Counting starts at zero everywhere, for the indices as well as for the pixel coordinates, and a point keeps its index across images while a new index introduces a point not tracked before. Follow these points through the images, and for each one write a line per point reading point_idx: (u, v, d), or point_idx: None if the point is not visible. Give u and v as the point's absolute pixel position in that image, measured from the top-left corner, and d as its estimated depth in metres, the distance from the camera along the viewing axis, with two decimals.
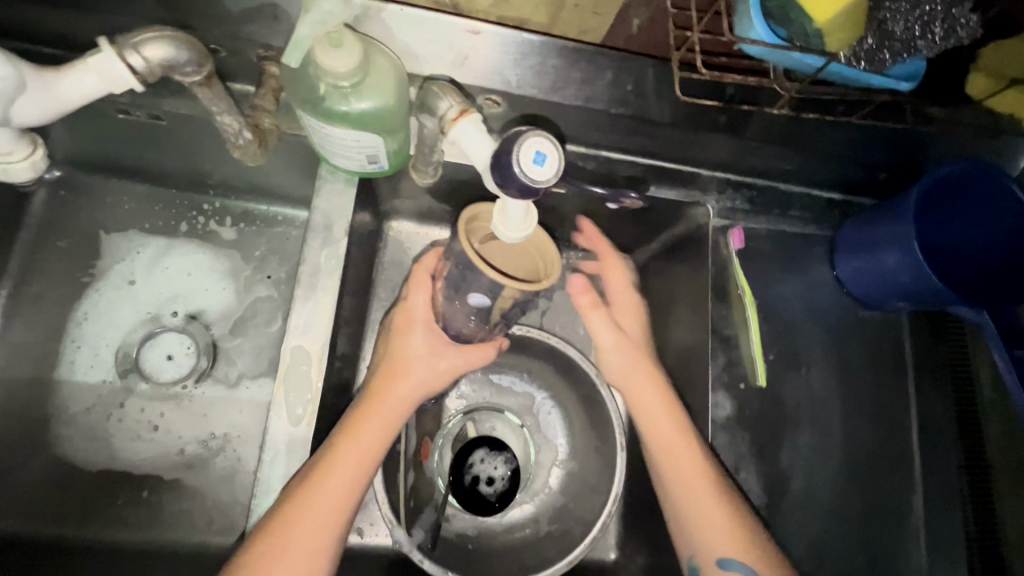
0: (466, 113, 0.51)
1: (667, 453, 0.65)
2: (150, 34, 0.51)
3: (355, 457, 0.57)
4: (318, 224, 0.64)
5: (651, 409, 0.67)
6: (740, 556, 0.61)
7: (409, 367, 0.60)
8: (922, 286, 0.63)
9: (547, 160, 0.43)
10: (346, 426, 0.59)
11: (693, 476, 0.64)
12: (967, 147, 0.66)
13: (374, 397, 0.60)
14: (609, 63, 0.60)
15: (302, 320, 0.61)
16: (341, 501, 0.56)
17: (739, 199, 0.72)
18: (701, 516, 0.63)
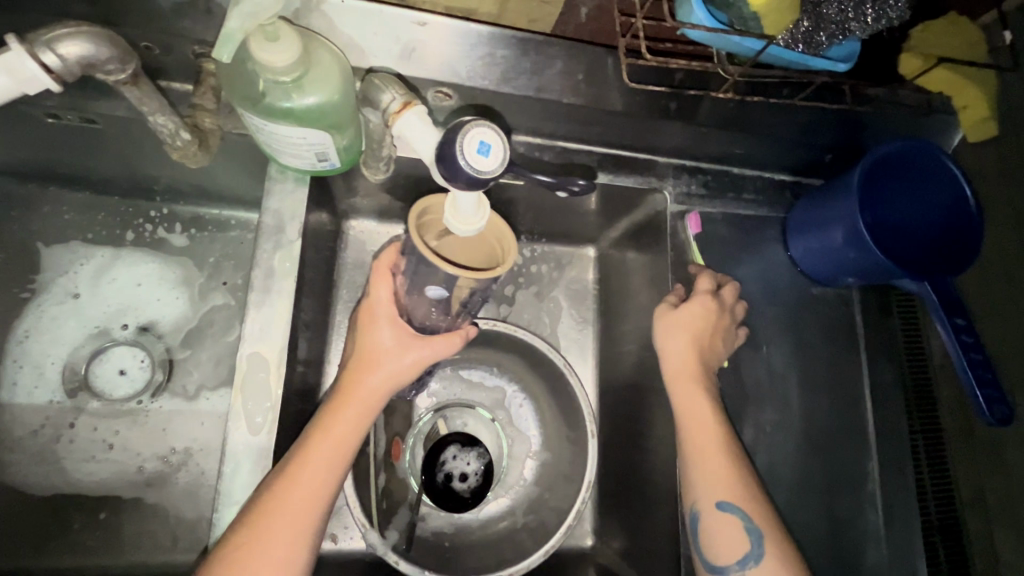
0: (409, 105, 0.51)
1: (686, 405, 0.66)
2: (65, 30, 0.47)
3: (334, 443, 0.55)
4: (269, 226, 0.62)
5: (676, 370, 0.68)
6: (737, 499, 0.62)
7: (376, 365, 0.57)
8: (866, 262, 0.65)
9: (492, 150, 0.43)
10: (317, 423, 0.56)
11: (709, 427, 0.65)
12: (909, 128, 0.68)
13: (342, 396, 0.57)
14: (558, 52, 0.60)
15: (258, 326, 0.60)
16: (313, 501, 0.54)
17: (694, 184, 0.74)
18: (707, 467, 0.64)
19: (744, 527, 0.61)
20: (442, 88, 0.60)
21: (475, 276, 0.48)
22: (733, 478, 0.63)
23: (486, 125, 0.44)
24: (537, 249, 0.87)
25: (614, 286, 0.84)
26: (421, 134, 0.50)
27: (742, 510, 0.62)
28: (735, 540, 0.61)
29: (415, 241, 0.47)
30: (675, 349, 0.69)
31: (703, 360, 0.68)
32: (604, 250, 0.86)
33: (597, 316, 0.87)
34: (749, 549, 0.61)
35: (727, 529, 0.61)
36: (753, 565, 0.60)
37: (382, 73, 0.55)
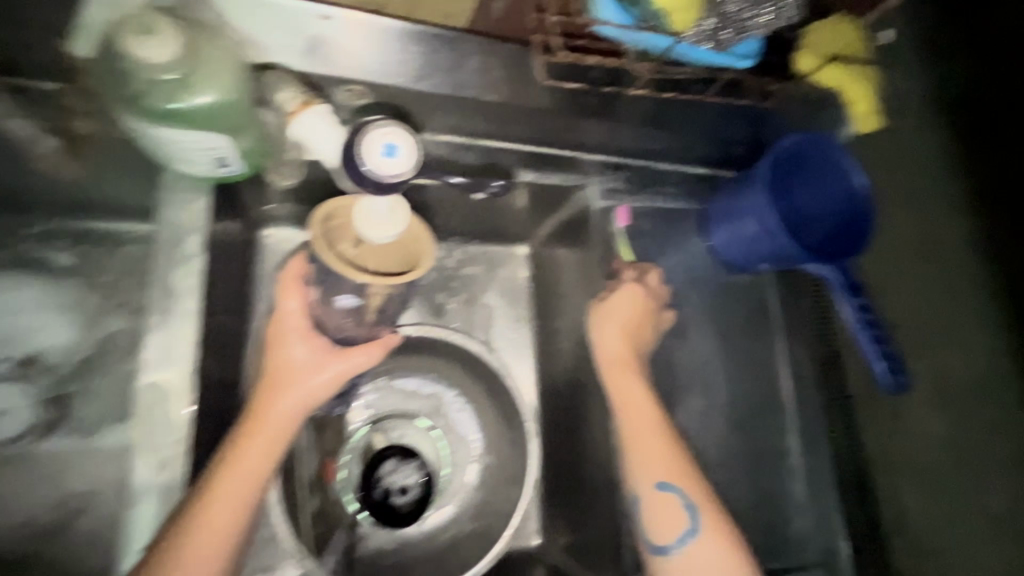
0: (308, 104, 0.51)
1: (621, 390, 0.68)
2: None
3: (257, 461, 0.52)
4: (167, 240, 0.57)
5: (611, 357, 0.70)
6: (676, 479, 0.64)
7: (288, 386, 0.54)
8: (777, 247, 0.69)
9: (396, 151, 0.42)
10: (225, 453, 0.52)
11: (646, 409, 0.67)
12: (809, 122, 0.72)
13: (252, 421, 0.53)
14: (472, 49, 0.59)
15: (160, 350, 0.54)
16: (226, 538, 0.50)
17: (620, 180, 0.75)
18: (644, 450, 0.65)
19: (680, 504, 0.63)
20: (353, 86, 0.56)
21: (390, 281, 0.46)
22: (673, 455, 0.65)
23: (392, 127, 0.44)
24: (469, 250, 0.85)
25: (547, 283, 0.84)
26: (324, 135, 0.51)
27: (678, 488, 0.64)
28: (673, 516, 0.63)
29: (321, 254, 0.45)
30: (610, 338, 0.71)
31: (636, 349, 0.71)
32: (537, 247, 0.85)
33: (533, 314, 0.86)
34: (686, 526, 0.63)
35: (666, 508, 0.63)
36: (691, 541, 0.62)
37: (283, 73, 0.53)
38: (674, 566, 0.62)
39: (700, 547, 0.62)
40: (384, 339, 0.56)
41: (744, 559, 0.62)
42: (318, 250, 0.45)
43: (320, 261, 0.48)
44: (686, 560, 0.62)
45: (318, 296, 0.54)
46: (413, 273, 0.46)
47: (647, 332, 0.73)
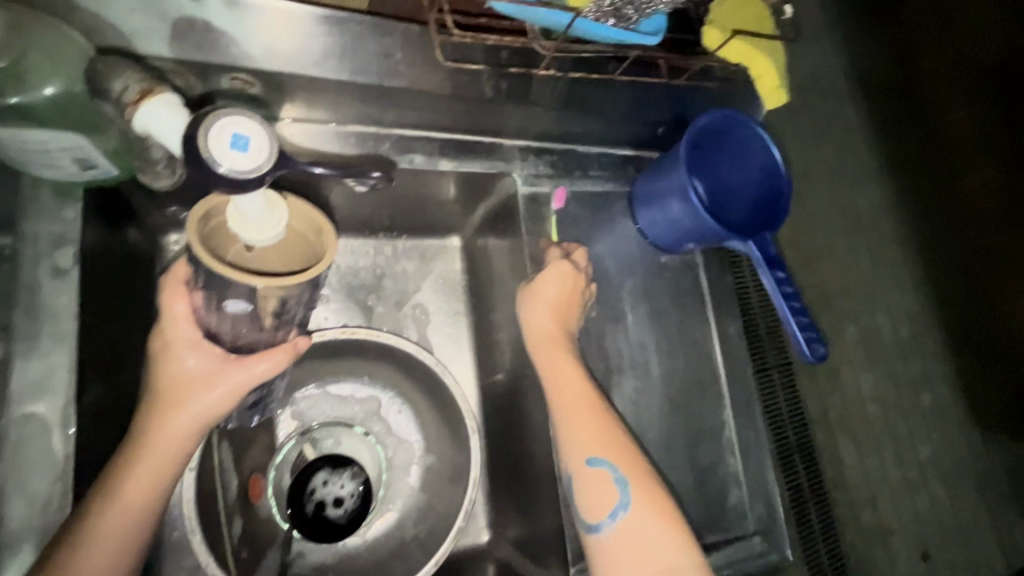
0: (150, 94, 0.41)
1: (553, 370, 0.67)
2: None
3: (147, 477, 0.47)
4: (32, 254, 0.50)
5: (543, 337, 0.69)
6: (604, 452, 0.63)
7: (178, 404, 0.48)
8: (701, 226, 0.69)
9: (249, 143, 0.37)
10: (108, 478, 0.47)
11: (577, 385, 0.66)
12: (722, 100, 0.73)
13: (138, 443, 0.48)
14: (369, 30, 0.54)
15: (27, 380, 0.48)
16: (110, 567, 0.46)
17: (543, 164, 0.73)
18: (574, 428, 0.64)
19: (612, 479, 0.62)
20: (239, 74, 0.51)
21: (286, 283, 0.42)
22: (607, 429, 0.64)
23: (241, 114, 0.38)
24: (398, 246, 0.82)
25: (482, 275, 0.82)
26: (167, 125, 0.41)
27: (609, 462, 0.63)
28: (604, 492, 0.62)
29: (200, 258, 0.40)
30: (539, 316, 0.69)
31: (568, 327, 0.69)
32: (468, 238, 0.83)
33: (469, 307, 0.84)
34: (617, 500, 0.62)
35: (598, 484, 0.62)
36: (622, 514, 0.61)
37: (126, 61, 0.45)
38: (605, 542, 0.61)
39: (632, 520, 0.61)
40: (293, 343, 0.50)
41: (679, 528, 0.61)
42: (197, 255, 0.40)
43: (201, 265, 0.43)
44: (618, 535, 0.61)
45: (206, 301, 0.47)
46: (311, 272, 0.42)
47: (577, 306, 0.70)
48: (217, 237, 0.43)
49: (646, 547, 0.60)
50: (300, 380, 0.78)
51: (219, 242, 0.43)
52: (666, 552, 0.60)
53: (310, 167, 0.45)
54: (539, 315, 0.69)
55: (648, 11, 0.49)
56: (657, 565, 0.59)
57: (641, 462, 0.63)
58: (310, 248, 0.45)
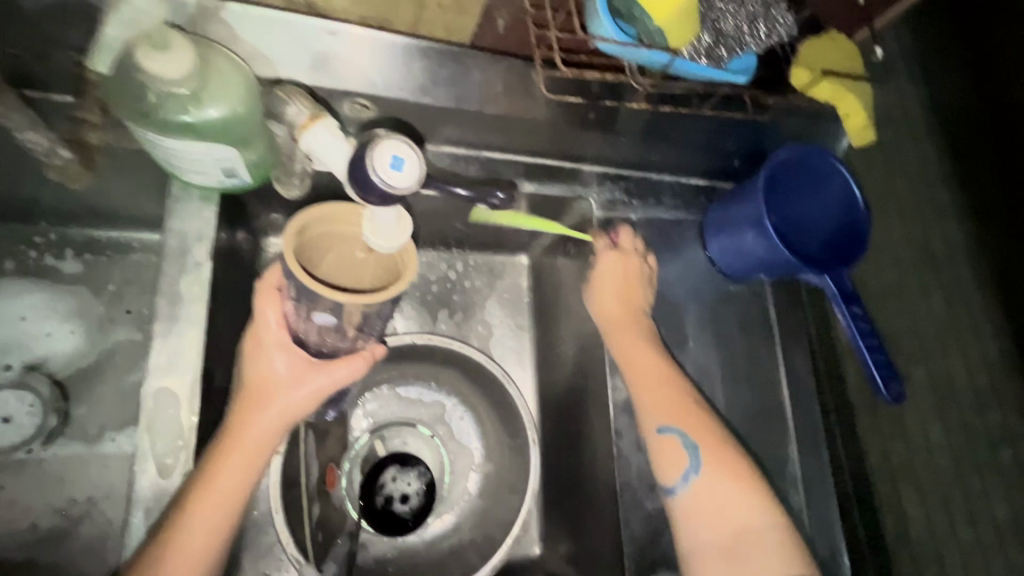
0: (317, 118, 0.48)
1: (621, 341, 0.72)
2: None
3: (239, 464, 0.53)
4: (173, 248, 0.57)
5: (612, 305, 0.74)
6: (675, 420, 0.67)
7: (268, 405, 0.54)
8: (774, 257, 0.70)
9: (405, 164, 0.43)
10: (202, 470, 0.52)
11: (647, 351, 0.71)
12: (805, 133, 0.73)
13: (230, 437, 0.54)
14: (475, 63, 0.60)
15: (163, 358, 0.55)
16: (209, 547, 0.51)
17: (618, 190, 0.76)
18: (652, 399, 0.69)
19: (682, 444, 0.67)
20: (359, 99, 0.58)
21: (369, 300, 0.46)
22: (681, 399, 0.69)
23: (402, 140, 0.44)
24: (469, 261, 0.87)
25: (548, 293, 0.85)
26: (330, 146, 0.48)
27: (679, 429, 0.67)
28: (676, 456, 0.66)
29: (290, 268, 0.45)
30: (612, 302, 0.74)
31: (632, 312, 0.74)
32: (536, 257, 0.87)
33: (533, 323, 0.87)
34: (688, 462, 0.66)
35: (668, 450, 0.67)
36: (694, 476, 0.66)
37: (291, 86, 0.54)
38: (680, 504, 0.65)
39: (705, 481, 0.65)
40: (369, 351, 0.56)
41: (755, 490, 0.64)
42: (293, 271, 0.45)
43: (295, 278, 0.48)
44: (694, 497, 0.65)
45: (296, 310, 0.52)
46: (395, 291, 0.46)
47: (648, 288, 0.75)
48: (308, 252, 0.49)
49: (724, 504, 0.64)
50: (373, 381, 0.82)
51: (308, 253, 0.48)
52: (744, 510, 0.64)
53: (453, 188, 0.53)
54: (608, 291, 0.74)
55: (740, 50, 0.52)
56: (735, 524, 0.63)
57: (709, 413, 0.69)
58: (396, 262, 0.49)
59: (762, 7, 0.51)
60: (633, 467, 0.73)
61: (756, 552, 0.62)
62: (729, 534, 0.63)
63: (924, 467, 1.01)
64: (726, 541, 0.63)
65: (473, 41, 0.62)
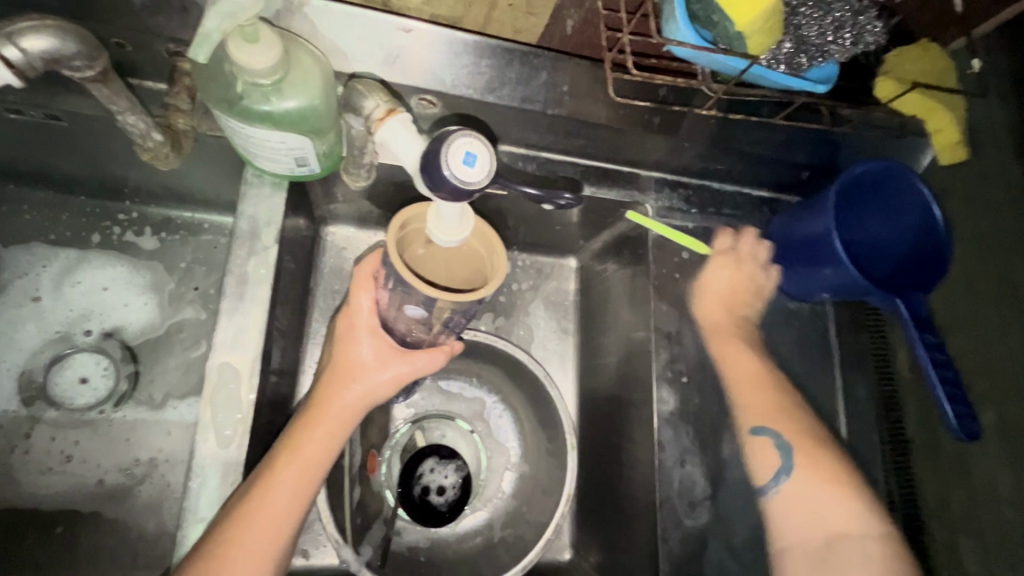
0: (393, 113, 0.49)
1: (715, 331, 0.71)
2: (30, 23, 0.44)
3: (326, 436, 0.56)
4: (244, 231, 0.60)
5: (711, 298, 0.72)
6: (771, 422, 0.66)
7: (354, 383, 0.57)
8: (839, 278, 0.66)
9: (478, 160, 0.43)
10: (290, 438, 0.55)
11: (740, 351, 0.70)
12: (879, 149, 0.70)
13: (317, 410, 0.56)
14: (542, 63, 0.60)
15: (229, 334, 0.57)
16: (293, 513, 0.53)
17: (676, 198, 0.74)
18: (747, 398, 0.67)
19: (776, 445, 0.65)
20: (426, 96, 0.59)
21: (458, 297, 0.47)
22: (778, 397, 0.68)
23: (473, 134, 0.44)
24: (518, 261, 0.87)
25: (595, 298, 0.85)
26: (404, 143, 0.49)
27: (773, 429, 0.66)
28: (768, 458, 0.65)
29: (393, 261, 0.47)
30: (716, 296, 0.72)
31: (739, 302, 0.73)
32: (585, 262, 0.87)
33: (578, 327, 0.87)
34: (781, 465, 0.65)
35: (761, 448, 0.66)
36: (785, 480, 0.64)
37: (365, 78, 0.55)
38: (773, 506, 0.64)
39: (795, 486, 0.63)
40: (448, 346, 0.59)
41: (852, 497, 0.62)
42: (390, 259, 0.47)
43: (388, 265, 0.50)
44: (785, 499, 0.63)
45: (389, 299, 0.53)
46: (482, 291, 0.47)
47: (756, 299, 0.74)
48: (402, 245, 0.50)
49: (817, 509, 0.62)
50: None
51: (403, 246, 0.50)
52: (837, 517, 0.61)
53: (518, 185, 0.52)
54: (715, 281, 0.72)
55: (821, 59, 0.50)
56: (829, 529, 0.61)
57: (805, 419, 0.67)
58: (484, 263, 0.50)
59: (850, 14, 0.49)
60: (675, 482, 0.67)
61: (855, 556, 0.59)
62: (819, 539, 0.61)
63: (991, 531, 0.72)
64: (815, 548, 0.61)
65: (540, 42, 0.62)
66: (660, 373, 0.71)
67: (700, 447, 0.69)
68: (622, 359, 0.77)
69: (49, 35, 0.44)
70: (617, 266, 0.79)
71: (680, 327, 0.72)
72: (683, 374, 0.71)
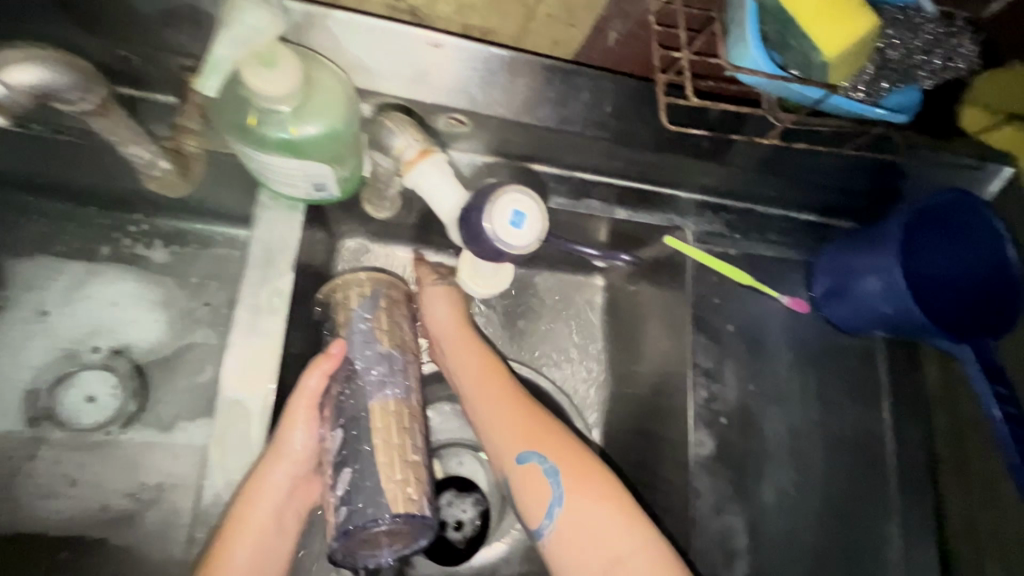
0: (427, 154, 0.51)
1: (452, 362, 0.65)
2: (14, 55, 0.42)
3: (258, 527, 0.51)
4: (258, 257, 0.56)
5: (438, 331, 0.66)
6: (536, 446, 0.59)
7: (272, 467, 0.51)
8: (904, 317, 0.61)
9: (520, 216, 0.48)
10: (217, 541, 0.50)
11: (481, 378, 0.63)
12: (954, 180, 0.64)
13: (237, 516, 0.51)
14: (585, 82, 0.55)
15: (240, 370, 0.54)
16: None
17: (718, 222, 0.69)
18: (499, 430, 0.60)
19: (543, 471, 0.58)
20: (456, 115, 0.54)
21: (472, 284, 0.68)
22: (530, 415, 0.61)
23: (525, 194, 0.48)
24: (545, 280, 0.83)
25: (625, 323, 0.80)
26: (440, 187, 0.51)
27: (540, 454, 0.58)
28: (538, 489, 0.57)
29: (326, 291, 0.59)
30: (458, 336, 0.66)
31: (468, 323, 0.67)
32: (615, 282, 0.82)
33: (605, 352, 0.82)
34: (551, 494, 0.57)
35: (531, 480, 0.58)
36: (559, 510, 0.56)
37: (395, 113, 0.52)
38: (550, 548, 0.56)
39: (571, 515, 0.55)
40: (329, 349, 0.55)
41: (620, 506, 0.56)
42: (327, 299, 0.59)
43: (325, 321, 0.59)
44: (561, 535, 0.55)
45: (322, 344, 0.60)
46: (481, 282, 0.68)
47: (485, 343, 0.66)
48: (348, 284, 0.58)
49: (592, 533, 0.54)
50: (435, 400, 0.78)
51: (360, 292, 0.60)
52: (613, 540, 0.54)
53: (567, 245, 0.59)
54: (450, 335, 0.66)
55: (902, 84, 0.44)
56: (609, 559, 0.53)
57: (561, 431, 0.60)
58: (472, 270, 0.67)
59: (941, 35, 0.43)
60: (712, 532, 0.63)
61: None
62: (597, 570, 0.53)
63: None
64: None
65: (579, 57, 0.57)
66: (697, 413, 0.65)
67: (739, 494, 0.64)
68: (652, 390, 0.72)
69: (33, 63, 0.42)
70: (650, 289, 0.74)
71: (719, 362, 0.67)
72: (723, 414, 0.66)
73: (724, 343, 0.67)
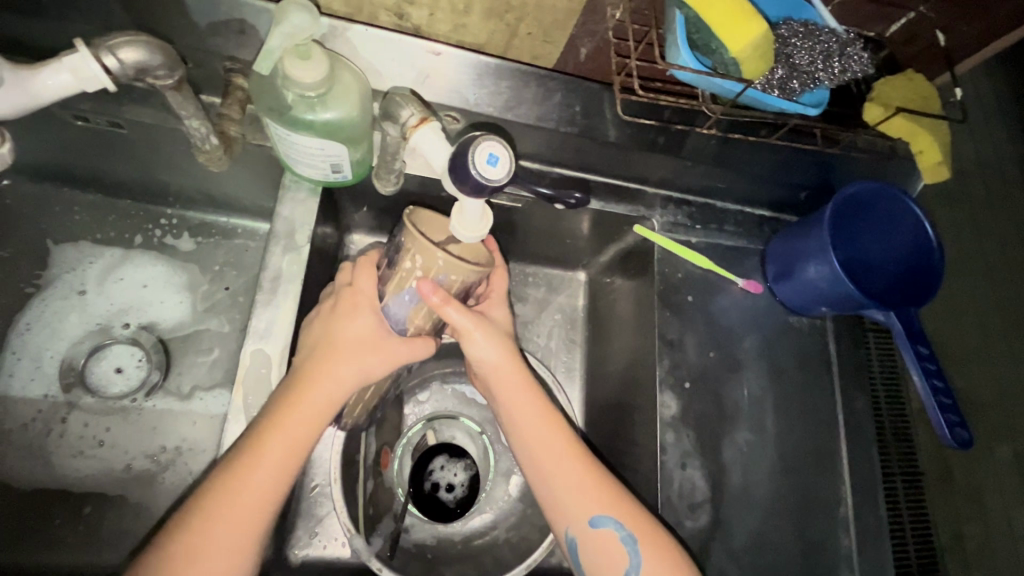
0: (426, 121, 0.57)
1: (517, 411, 0.65)
2: (126, 38, 0.52)
3: (305, 418, 0.57)
4: (281, 232, 0.66)
5: (491, 370, 0.65)
6: (610, 511, 0.61)
7: (338, 366, 0.58)
8: (837, 290, 0.70)
9: (498, 161, 0.52)
10: (270, 420, 0.56)
11: (558, 441, 0.64)
12: (872, 171, 0.78)
13: (288, 404, 0.56)
14: (557, 85, 0.66)
15: (262, 324, 0.62)
16: (268, 493, 0.54)
17: (681, 214, 0.79)
18: (567, 492, 0.62)
19: (620, 540, 0.61)
20: (451, 112, 0.66)
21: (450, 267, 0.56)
22: (591, 478, 0.63)
23: (495, 139, 0.53)
24: (531, 272, 0.92)
25: (602, 310, 0.88)
26: (436, 149, 0.56)
27: (615, 521, 0.61)
28: (615, 555, 0.60)
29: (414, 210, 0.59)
30: (510, 385, 0.65)
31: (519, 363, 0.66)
32: (594, 275, 0.91)
33: (585, 339, 0.91)
34: (628, 562, 0.60)
35: (607, 546, 0.61)
36: None
37: (401, 91, 0.61)
38: None
39: None
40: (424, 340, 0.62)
41: (626, 504, 0.62)
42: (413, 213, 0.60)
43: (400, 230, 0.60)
44: None
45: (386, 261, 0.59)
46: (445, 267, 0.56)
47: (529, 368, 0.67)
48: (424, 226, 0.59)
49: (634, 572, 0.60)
50: (428, 375, 0.86)
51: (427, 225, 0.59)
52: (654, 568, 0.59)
53: (531, 184, 0.61)
54: (518, 395, 0.65)
55: (812, 85, 0.57)
56: None
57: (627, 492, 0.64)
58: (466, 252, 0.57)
59: (837, 45, 0.56)
60: (676, 483, 0.70)
61: None
62: None
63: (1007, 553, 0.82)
64: None
65: (556, 67, 0.68)
66: (663, 378, 0.73)
67: (701, 450, 0.71)
68: (626, 365, 0.81)
69: (140, 48, 0.52)
70: (623, 276, 0.84)
71: (682, 335, 0.75)
72: (685, 380, 0.74)
73: (686, 318, 0.76)
